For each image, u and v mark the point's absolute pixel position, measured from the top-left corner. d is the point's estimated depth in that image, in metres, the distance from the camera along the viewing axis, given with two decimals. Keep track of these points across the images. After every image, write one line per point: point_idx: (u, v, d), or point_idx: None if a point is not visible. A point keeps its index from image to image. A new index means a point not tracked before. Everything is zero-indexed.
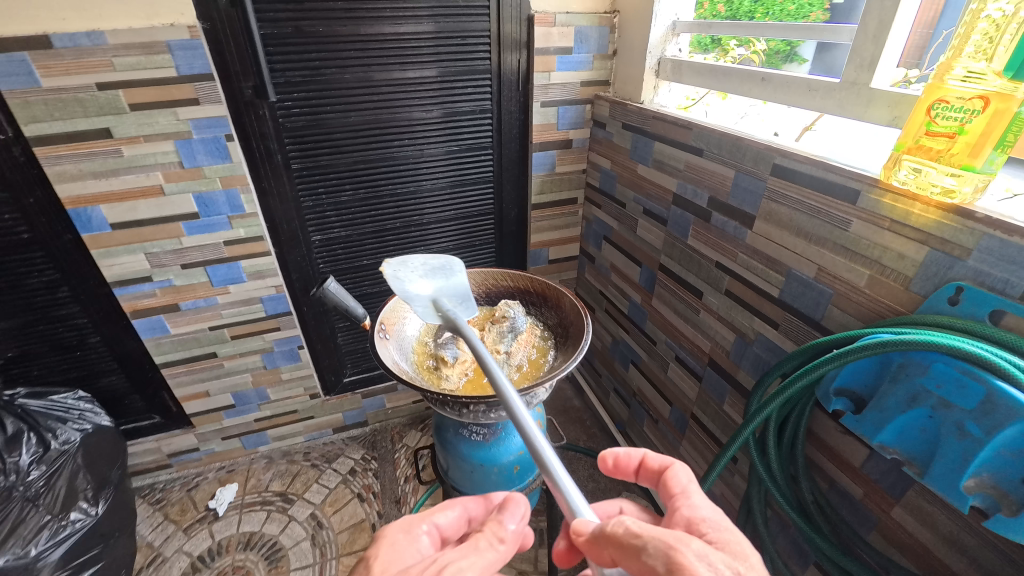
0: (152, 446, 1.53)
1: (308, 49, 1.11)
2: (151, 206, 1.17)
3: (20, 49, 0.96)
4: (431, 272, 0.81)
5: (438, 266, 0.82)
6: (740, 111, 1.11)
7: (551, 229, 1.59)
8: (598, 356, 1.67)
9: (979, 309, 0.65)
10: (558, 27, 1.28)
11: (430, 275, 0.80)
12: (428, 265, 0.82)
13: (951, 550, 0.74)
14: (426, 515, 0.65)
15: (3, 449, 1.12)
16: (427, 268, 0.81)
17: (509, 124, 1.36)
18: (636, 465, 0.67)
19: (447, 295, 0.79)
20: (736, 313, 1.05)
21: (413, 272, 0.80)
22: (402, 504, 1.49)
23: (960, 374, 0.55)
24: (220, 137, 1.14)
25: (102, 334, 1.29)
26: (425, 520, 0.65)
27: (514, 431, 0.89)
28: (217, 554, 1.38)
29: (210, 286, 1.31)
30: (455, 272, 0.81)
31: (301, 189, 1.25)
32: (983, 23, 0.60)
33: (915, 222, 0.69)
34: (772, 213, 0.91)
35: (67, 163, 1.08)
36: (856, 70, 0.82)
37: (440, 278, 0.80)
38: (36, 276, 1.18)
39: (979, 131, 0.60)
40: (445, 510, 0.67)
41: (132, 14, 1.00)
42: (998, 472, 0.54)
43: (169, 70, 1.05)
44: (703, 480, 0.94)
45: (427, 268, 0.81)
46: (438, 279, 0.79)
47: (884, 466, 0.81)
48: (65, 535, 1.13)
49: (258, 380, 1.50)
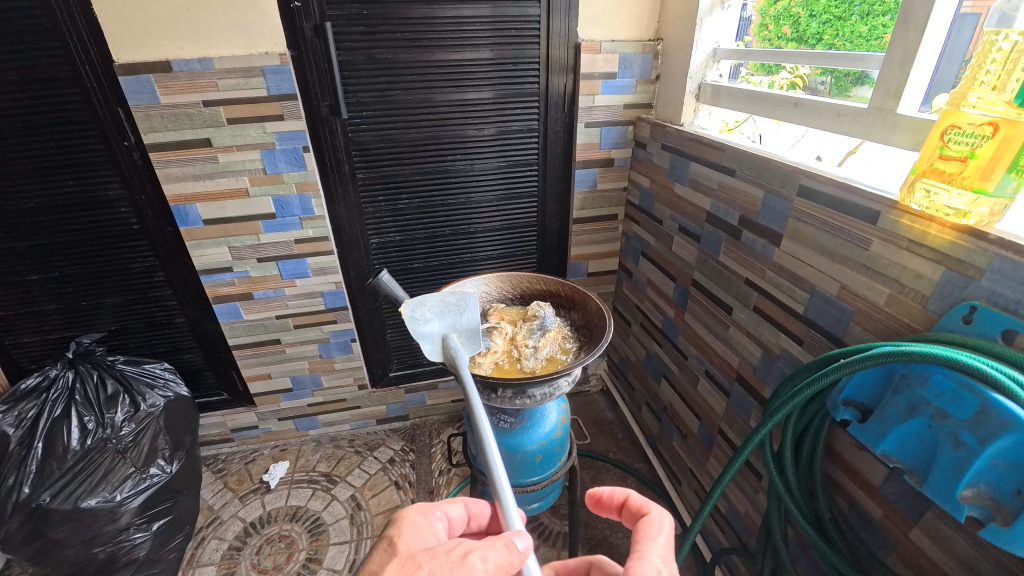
0: (219, 421, 1.71)
1: (377, 73, 1.26)
2: (237, 206, 1.35)
3: (146, 72, 1.17)
4: (445, 308, 0.79)
5: (452, 300, 0.80)
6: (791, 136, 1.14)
7: (592, 244, 1.65)
8: (632, 369, 1.70)
9: (990, 329, 0.67)
10: (604, 53, 1.36)
11: (443, 312, 0.78)
12: (442, 299, 0.79)
13: (964, 574, 0.72)
14: (439, 502, 0.65)
15: (104, 406, 1.31)
16: (440, 305, 0.79)
17: (555, 142, 1.45)
18: (619, 504, 0.66)
19: (461, 333, 0.79)
20: (762, 329, 1.07)
21: (428, 309, 0.78)
22: (434, 495, 1.58)
23: (958, 387, 0.61)
24: (298, 149, 1.30)
25: (187, 315, 1.48)
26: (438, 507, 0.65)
27: (538, 422, 0.96)
28: (267, 523, 1.52)
29: (280, 279, 1.47)
30: (470, 308, 0.79)
31: (364, 196, 1.40)
32: (996, 54, 0.66)
33: (932, 242, 0.73)
34: (797, 232, 0.96)
35: (174, 166, 1.27)
36: (883, 97, 0.88)
37: (452, 317, 0.78)
38: (140, 261, 1.38)
39: (988, 155, 0.66)
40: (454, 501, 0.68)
41: (234, 43, 1.18)
42: (994, 483, 0.59)
43: (261, 90, 1.22)
44: (717, 482, 0.98)
45: (441, 303, 0.79)
46: (449, 319, 0.78)
47: (901, 487, 0.80)
48: (144, 486, 1.29)
49: (314, 367, 1.65)
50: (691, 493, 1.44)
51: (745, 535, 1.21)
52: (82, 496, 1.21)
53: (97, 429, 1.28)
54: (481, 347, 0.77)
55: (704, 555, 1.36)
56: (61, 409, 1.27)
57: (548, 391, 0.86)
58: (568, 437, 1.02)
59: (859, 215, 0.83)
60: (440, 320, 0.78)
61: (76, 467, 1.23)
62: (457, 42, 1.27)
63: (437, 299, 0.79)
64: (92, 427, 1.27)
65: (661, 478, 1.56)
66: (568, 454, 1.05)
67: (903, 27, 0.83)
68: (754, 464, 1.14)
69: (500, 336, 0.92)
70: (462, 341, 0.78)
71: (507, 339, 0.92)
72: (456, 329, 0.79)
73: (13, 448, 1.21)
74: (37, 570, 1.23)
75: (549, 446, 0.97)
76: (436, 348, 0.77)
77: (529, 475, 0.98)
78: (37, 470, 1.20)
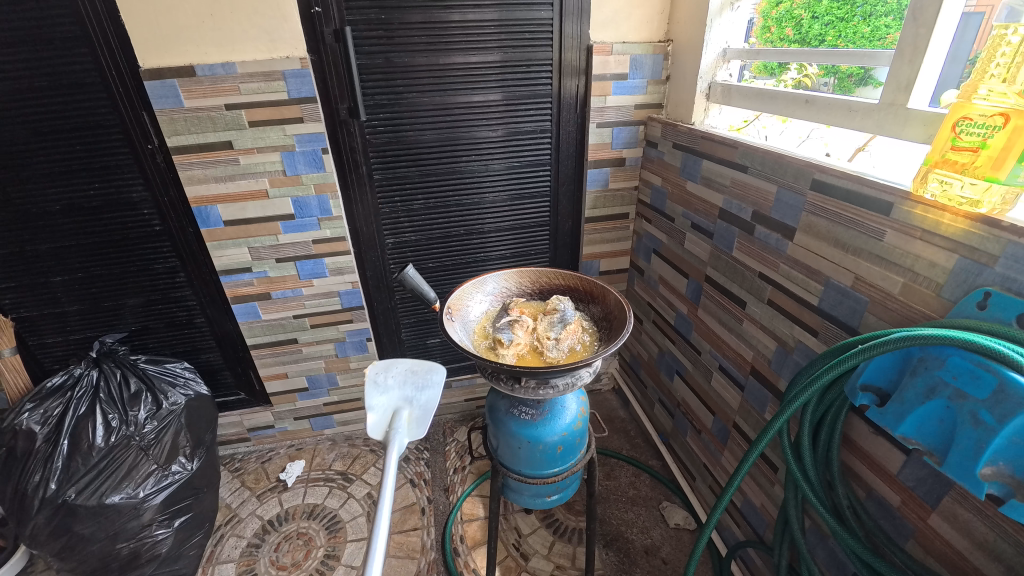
0: (236, 420, 1.73)
1: (395, 76, 1.29)
2: (257, 207, 1.38)
3: (172, 76, 1.20)
4: (411, 380, 0.90)
5: (420, 373, 0.91)
6: (798, 134, 1.17)
7: (604, 242, 1.67)
8: (645, 367, 1.72)
9: (1005, 314, 0.68)
10: (615, 55, 1.39)
11: (406, 383, 0.90)
12: (411, 371, 0.91)
13: (985, 557, 0.73)
14: None
15: (127, 403, 1.33)
16: (407, 373, 0.90)
17: (567, 143, 1.48)
18: None
19: (412, 408, 0.87)
20: (777, 322, 1.09)
21: (395, 377, 0.90)
22: (450, 492, 1.60)
23: (974, 367, 0.63)
24: (317, 151, 1.33)
25: (206, 315, 1.51)
26: None
27: (559, 414, 0.98)
28: (285, 520, 1.54)
29: (298, 279, 1.50)
30: (430, 387, 0.89)
31: (380, 197, 1.43)
32: (1005, 49, 0.68)
33: (945, 231, 0.75)
34: (811, 225, 0.98)
35: (196, 168, 1.30)
36: (894, 92, 0.91)
37: (412, 390, 0.89)
38: (162, 262, 1.41)
39: (999, 145, 0.68)
40: None
41: (257, 49, 1.22)
42: (1013, 460, 0.60)
43: (282, 93, 1.25)
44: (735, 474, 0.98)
45: (408, 374, 0.90)
46: (408, 392, 0.89)
47: (920, 472, 0.81)
48: (166, 483, 1.31)
49: (330, 366, 1.67)
50: (706, 488, 1.45)
51: (761, 527, 1.22)
52: (106, 492, 1.23)
53: (121, 426, 1.29)
54: (419, 431, 0.84)
55: (719, 550, 1.37)
56: (86, 406, 1.29)
57: (570, 381, 0.88)
58: (588, 429, 1.03)
59: (872, 207, 0.85)
60: (400, 391, 0.89)
61: (101, 464, 1.25)
62: (471, 46, 1.30)
63: (406, 369, 0.91)
64: (116, 425, 1.29)
65: (675, 474, 1.57)
66: (588, 447, 1.06)
67: (913, 24, 0.85)
68: (770, 457, 1.15)
69: (522, 329, 0.93)
70: (408, 416, 0.86)
71: (529, 331, 0.94)
72: (409, 404, 0.88)
73: (40, 445, 1.23)
74: (62, 565, 1.25)
75: (570, 437, 0.99)
76: (382, 417, 0.86)
77: (551, 466, 1.00)
78: (63, 467, 1.22)
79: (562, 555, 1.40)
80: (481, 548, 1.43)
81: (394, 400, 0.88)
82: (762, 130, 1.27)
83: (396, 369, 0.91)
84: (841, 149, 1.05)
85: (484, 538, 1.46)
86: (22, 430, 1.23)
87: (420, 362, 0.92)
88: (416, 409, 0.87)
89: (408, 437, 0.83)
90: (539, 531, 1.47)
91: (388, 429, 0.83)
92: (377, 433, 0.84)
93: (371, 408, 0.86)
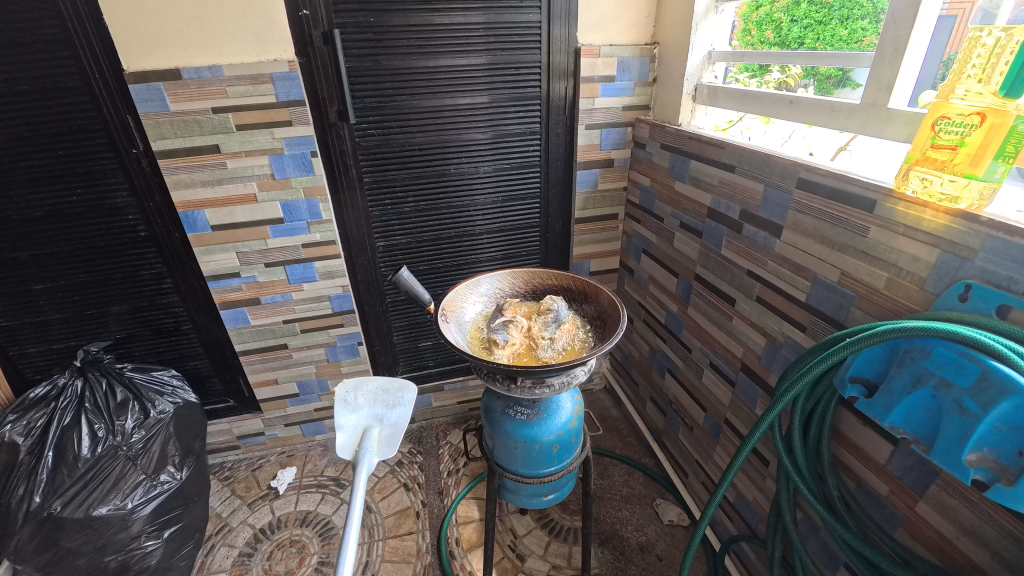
0: (225, 428, 1.70)
1: (384, 79, 1.29)
2: (246, 211, 1.36)
3: (157, 79, 1.18)
4: (381, 398, 0.89)
5: (391, 391, 0.90)
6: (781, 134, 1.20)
7: (593, 243, 1.69)
8: (636, 366, 1.73)
9: (986, 305, 0.71)
10: (603, 58, 1.41)
11: (377, 401, 0.89)
12: (382, 389, 0.90)
13: (972, 542, 0.75)
14: None
15: (114, 413, 1.30)
16: (379, 392, 0.90)
17: (556, 145, 1.49)
18: None
19: (382, 427, 0.86)
20: (766, 318, 1.11)
21: (365, 395, 0.90)
22: (444, 495, 1.59)
23: (958, 356, 0.65)
24: (307, 154, 1.33)
25: (194, 322, 1.49)
26: None
27: (555, 413, 0.99)
28: (277, 528, 1.52)
29: (287, 283, 1.48)
30: (400, 406, 0.88)
31: (370, 200, 1.42)
32: (981, 49, 0.70)
33: (927, 226, 0.77)
34: (798, 223, 1.00)
35: (183, 173, 1.29)
36: (875, 93, 0.93)
37: (383, 408, 0.88)
38: (148, 268, 1.39)
39: (978, 143, 0.70)
40: None
41: (244, 52, 1.21)
42: (997, 446, 0.62)
43: (270, 96, 1.25)
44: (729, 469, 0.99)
45: (378, 392, 0.90)
46: (379, 410, 0.88)
47: (907, 462, 0.83)
48: (155, 493, 1.29)
49: (321, 371, 1.66)
50: (698, 484, 1.46)
51: (754, 521, 1.24)
52: (93, 503, 1.20)
53: (107, 437, 1.27)
54: (389, 449, 0.84)
55: (713, 545, 1.38)
56: (71, 417, 1.27)
57: (565, 379, 0.89)
58: (584, 427, 1.04)
59: (857, 204, 0.87)
60: (371, 409, 0.88)
61: (87, 475, 1.22)
62: (460, 49, 1.30)
63: (377, 388, 0.90)
64: (102, 435, 1.26)
65: (668, 471, 1.58)
66: (583, 445, 1.07)
67: (893, 26, 0.88)
68: (762, 451, 1.17)
69: (516, 329, 0.94)
70: (377, 436, 0.85)
71: (524, 331, 0.94)
72: (379, 423, 0.87)
73: (23, 457, 1.20)
74: None
75: (567, 436, 0.99)
76: (353, 437, 0.86)
77: (547, 465, 1.00)
78: (47, 479, 1.19)
79: (558, 555, 1.41)
80: (477, 550, 1.43)
81: (356, 422, 0.87)
82: (745, 131, 1.30)
83: (365, 388, 0.90)
84: (823, 148, 1.08)
85: (480, 540, 1.46)
86: (5, 443, 1.20)
87: (392, 380, 0.91)
88: (385, 431, 0.86)
89: (378, 457, 0.83)
90: (534, 531, 1.47)
91: (358, 449, 0.83)
92: (348, 453, 0.84)
93: (339, 428, 0.86)
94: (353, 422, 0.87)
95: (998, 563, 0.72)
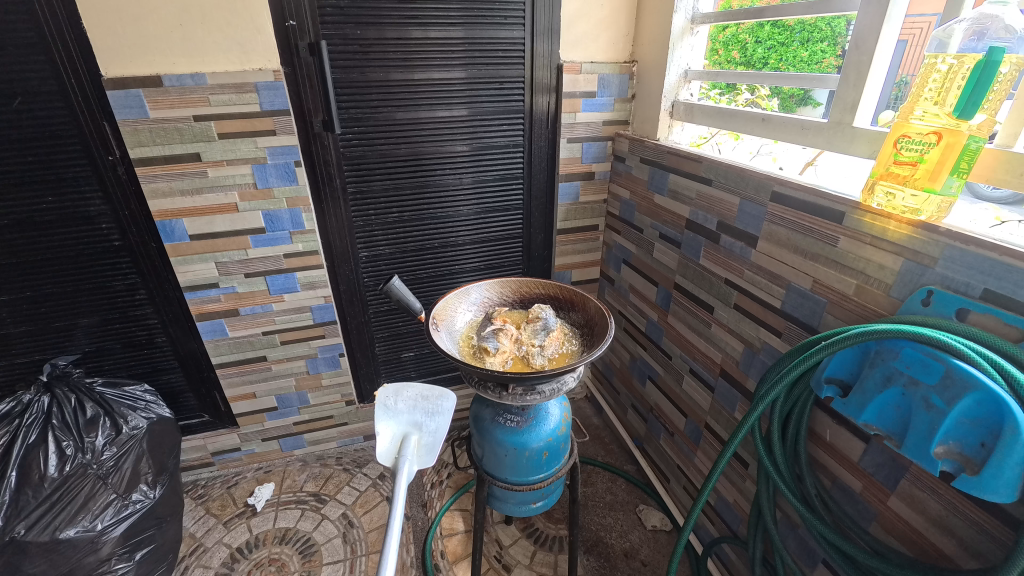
0: (199, 444, 1.65)
1: (371, 90, 1.30)
2: (226, 221, 1.34)
3: (136, 86, 1.16)
4: (421, 405, 0.87)
5: (430, 398, 0.87)
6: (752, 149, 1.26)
7: (575, 253, 1.72)
8: (617, 374, 1.77)
9: (947, 308, 0.76)
10: (584, 74, 1.46)
11: (417, 408, 0.87)
12: (422, 396, 0.87)
13: (940, 533, 0.80)
14: None
15: (84, 429, 1.25)
16: (418, 399, 0.87)
17: (539, 157, 1.53)
18: None
19: (422, 434, 0.86)
20: (744, 325, 1.16)
21: (404, 402, 0.88)
22: (428, 508, 1.58)
23: (924, 356, 0.70)
24: (291, 163, 1.32)
25: (168, 334, 1.45)
26: None
27: (544, 419, 1.00)
28: (255, 547, 1.47)
29: (268, 294, 1.46)
30: (440, 415, 0.86)
31: (354, 210, 1.42)
32: (936, 74, 0.77)
33: (891, 236, 0.83)
34: (772, 233, 1.05)
35: (161, 181, 1.26)
36: (841, 112, 0.99)
37: (422, 415, 0.87)
38: (121, 278, 1.35)
39: (935, 160, 0.76)
40: None
41: (228, 60, 1.20)
42: (961, 439, 0.67)
43: (254, 105, 1.24)
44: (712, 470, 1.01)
45: (418, 399, 0.87)
46: (418, 416, 0.87)
47: (878, 458, 0.88)
48: (126, 513, 1.24)
49: (301, 384, 1.63)
50: (680, 489, 1.49)
51: (735, 523, 1.28)
52: (60, 526, 1.15)
53: (76, 455, 1.22)
54: (429, 459, 0.84)
55: (696, 549, 1.41)
56: (36, 434, 1.20)
57: (556, 386, 0.90)
58: (572, 433, 1.05)
59: (826, 215, 0.93)
60: (410, 416, 0.87)
61: (53, 496, 1.16)
62: (445, 62, 1.33)
63: (417, 394, 0.88)
64: (71, 453, 1.21)
65: (650, 477, 1.61)
66: (572, 451, 1.08)
67: (856, 51, 0.95)
68: (742, 454, 1.21)
69: (506, 337, 0.95)
70: (416, 443, 0.85)
71: (513, 339, 0.95)
72: (419, 430, 0.86)
73: None
74: None
75: (555, 443, 1.00)
76: (392, 443, 0.85)
77: (537, 472, 1.01)
78: (9, 501, 1.13)
79: (544, 564, 1.41)
80: (463, 562, 1.42)
81: (398, 430, 0.86)
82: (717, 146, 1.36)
83: (405, 394, 0.88)
84: (792, 163, 1.14)
85: (465, 552, 1.45)
86: None
87: (431, 387, 0.88)
88: (426, 438, 0.86)
89: (418, 465, 0.84)
90: (520, 541, 1.47)
91: (398, 456, 0.83)
92: (388, 459, 0.84)
93: (379, 434, 0.85)
94: (395, 430, 0.86)
95: (964, 552, 0.77)
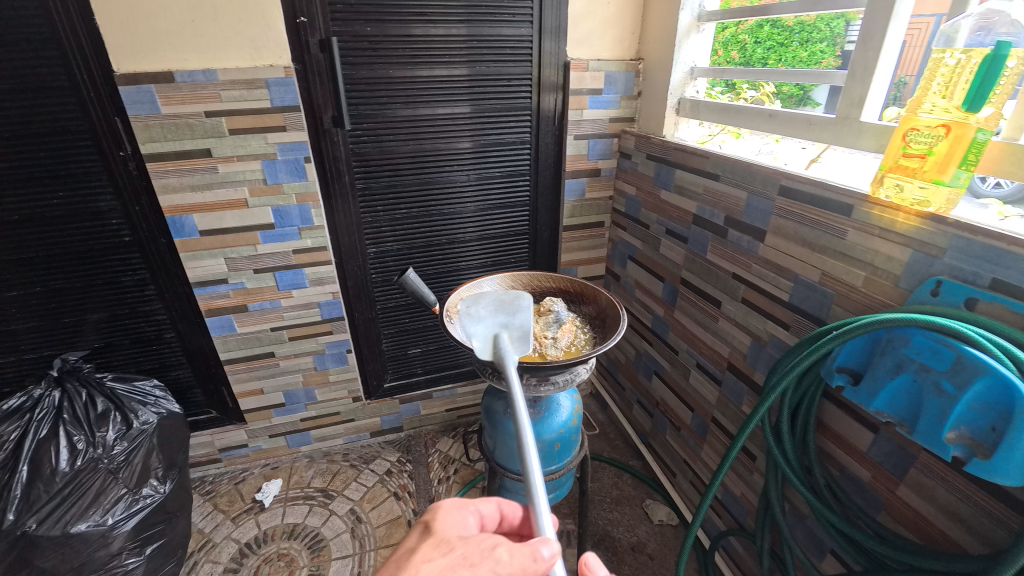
0: (206, 440, 1.65)
1: (380, 87, 1.31)
2: (236, 216, 1.35)
3: (148, 82, 1.17)
4: (502, 309, 0.84)
5: (509, 301, 0.85)
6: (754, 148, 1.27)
7: (580, 250, 1.73)
8: (622, 370, 1.78)
9: (955, 298, 0.78)
10: (591, 71, 1.46)
11: (498, 311, 0.83)
12: (500, 301, 0.85)
13: (949, 520, 0.81)
14: (473, 504, 0.68)
15: (94, 424, 1.25)
16: (497, 304, 0.84)
17: (546, 154, 1.53)
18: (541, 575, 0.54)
19: (511, 331, 0.79)
20: (751, 318, 1.17)
21: (485, 308, 0.84)
22: (436, 503, 1.59)
23: (934, 343, 0.71)
24: (300, 159, 1.33)
25: (177, 330, 1.45)
26: (472, 508, 0.67)
27: (556, 411, 1.01)
28: (264, 542, 1.48)
29: (277, 290, 1.47)
30: (522, 311, 0.82)
31: (363, 206, 1.43)
32: (944, 69, 0.78)
33: (900, 228, 0.84)
34: (780, 227, 1.06)
35: (171, 177, 1.27)
36: (848, 107, 1.01)
37: (505, 316, 0.82)
38: (130, 274, 1.35)
39: (944, 152, 0.77)
40: (485, 500, 0.70)
41: (240, 56, 1.21)
42: (972, 424, 0.68)
43: (264, 101, 1.25)
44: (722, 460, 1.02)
45: (496, 304, 0.85)
46: (501, 316, 0.82)
47: (887, 447, 0.89)
48: (137, 508, 1.24)
49: (308, 380, 1.64)
50: (686, 483, 1.50)
51: (742, 516, 1.29)
52: (71, 520, 1.15)
53: (87, 449, 1.21)
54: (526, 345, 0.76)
55: (703, 543, 1.42)
56: (47, 430, 1.21)
57: (568, 376, 0.90)
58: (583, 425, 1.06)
59: (834, 209, 0.94)
60: (494, 318, 0.82)
61: (65, 490, 1.16)
62: (453, 59, 1.33)
63: (494, 302, 0.85)
64: (82, 447, 1.21)
65: (655, 472, 1.62)
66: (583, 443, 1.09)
67: (863, 48, 0.97)
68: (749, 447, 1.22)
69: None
70: (510, 338, 0.78)
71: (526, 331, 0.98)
72: (507, 328, 0.80)
73: None
74: None
75: (567, 434, 1.01)
76: (484, 344, 0.78)
77: (549, 463, 1.02)
78: (22, 495, 1.13)
79: None
80: None
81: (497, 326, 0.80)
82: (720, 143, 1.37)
83: (483, 303, 0.85)
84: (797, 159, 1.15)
85: None
86: None
87: (505, 292, 0.87)
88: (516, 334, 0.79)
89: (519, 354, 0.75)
90: None
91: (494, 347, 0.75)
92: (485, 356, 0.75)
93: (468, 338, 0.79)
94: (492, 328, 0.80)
95: (973, 538, 0.78)
